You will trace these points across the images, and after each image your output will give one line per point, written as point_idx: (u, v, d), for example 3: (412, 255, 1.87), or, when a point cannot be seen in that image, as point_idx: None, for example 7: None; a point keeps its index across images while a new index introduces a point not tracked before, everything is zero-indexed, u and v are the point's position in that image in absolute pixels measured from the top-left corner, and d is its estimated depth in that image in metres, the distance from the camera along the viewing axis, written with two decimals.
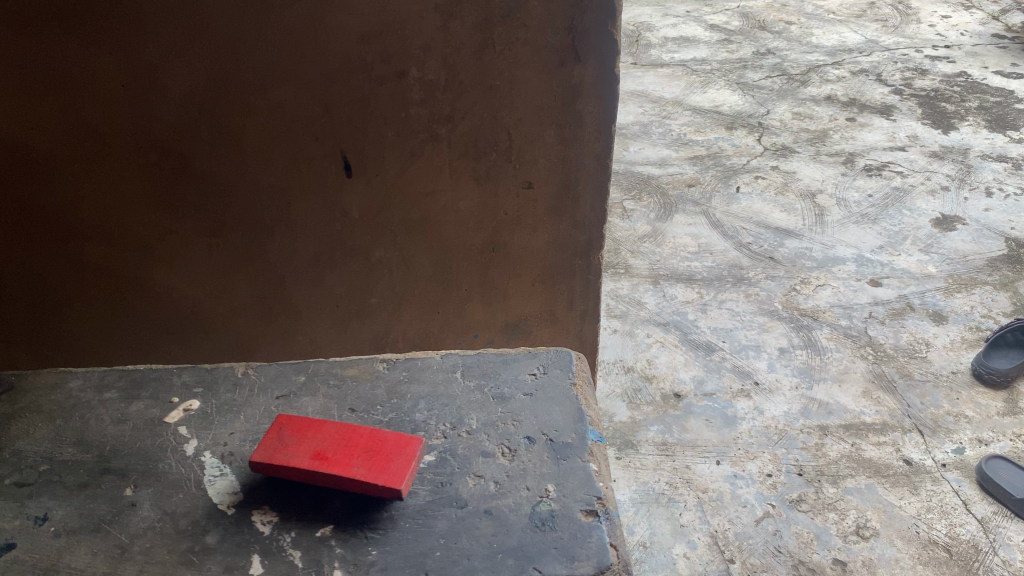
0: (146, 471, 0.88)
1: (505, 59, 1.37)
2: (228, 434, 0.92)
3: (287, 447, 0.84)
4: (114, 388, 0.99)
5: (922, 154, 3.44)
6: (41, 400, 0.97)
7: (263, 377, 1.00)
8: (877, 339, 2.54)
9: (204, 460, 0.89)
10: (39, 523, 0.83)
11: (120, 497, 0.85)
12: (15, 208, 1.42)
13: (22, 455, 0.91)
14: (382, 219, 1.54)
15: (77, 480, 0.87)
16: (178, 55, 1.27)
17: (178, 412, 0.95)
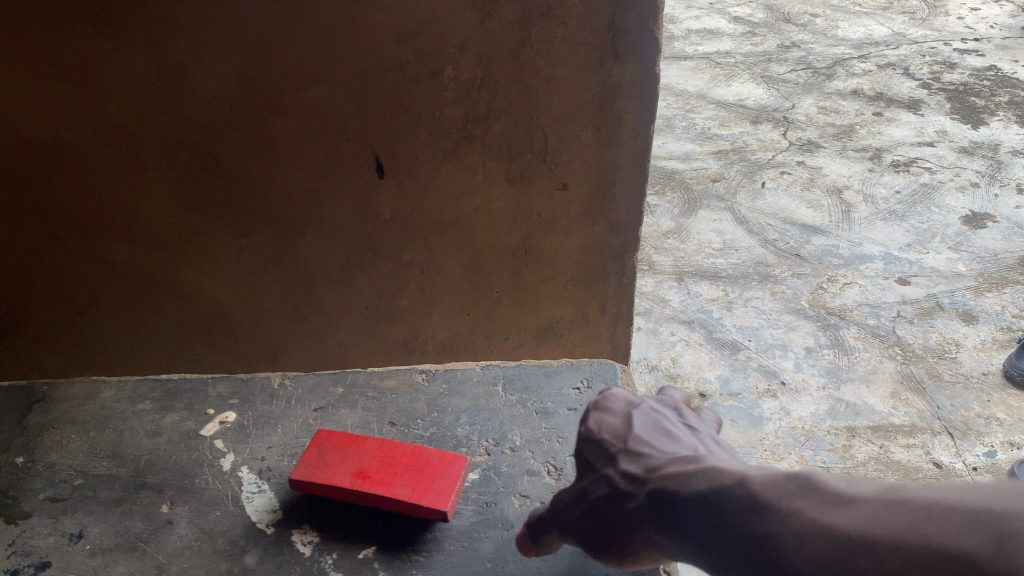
0: (181, 488, 1.04)
1: (542, 58, 1.33)
2: (264, 449, 1.08)
3: (331, 464, 1.00)
4: (147, 400, 1.18)
5: (951, 149, 3.37)
6: (75, 411, 1.16)
7: (300, 389, 1.18)
8: (905, 339, 2.48)
9: (240, 477, 1.05)
10: (75, 541, 0.97)
11: (156, 514, 1.00)
12: (43, 207, 1.40)
13: (57, 467, 1.07)
14: (414, 221, 1.51)
15: (112, 496, 1.03)
16: (209, 53, 1.24)
17: (214, 424, 1.13)
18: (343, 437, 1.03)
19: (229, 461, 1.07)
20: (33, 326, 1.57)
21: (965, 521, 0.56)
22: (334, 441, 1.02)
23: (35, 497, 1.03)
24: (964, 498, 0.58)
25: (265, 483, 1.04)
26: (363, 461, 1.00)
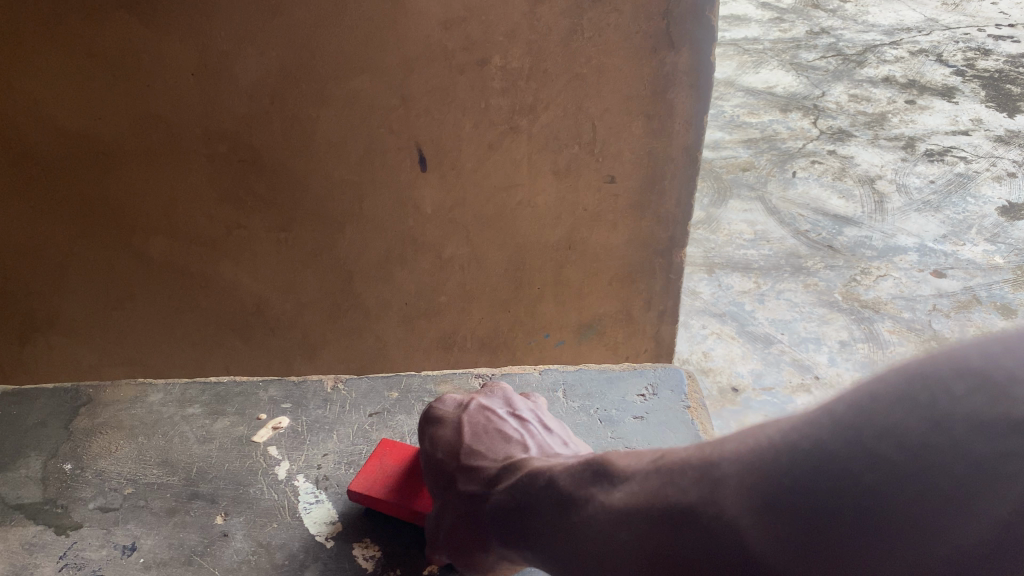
0: (237, 498, 0.99)
1: (594, 46, 1.28)
2: (320, 458, 1.05)
3: (398, 479, 0.96)
4: (197, 404, 1.14)
5: (987, 138, 3.28)
6: (124, 414, 1.12)
7: (355, 394, 1.15)
8: (943, 332, 2.41)
9: (298, 485, 1.01)
10: (128, 553, 0.92)
11: (212, 526, 0.95)
12: (80, 201, 1.38)
13: (105, 475, 1.02)
14: (456, 215, 1.47)
15: (165, 506, 0.98)
16: (251, 42, 1.21)
17: (269, 430, 1.09)
18: (405, 449, 0.99)
19: (284, 470, 1.03)
20: (69, 320, 1.55)
21: (852, 409, 0.53)
22: (394, 455, 0.99)
23: (84, 506, 0.98)
24: (842, 403, 0.54)
25: (322, 493, 1.00)
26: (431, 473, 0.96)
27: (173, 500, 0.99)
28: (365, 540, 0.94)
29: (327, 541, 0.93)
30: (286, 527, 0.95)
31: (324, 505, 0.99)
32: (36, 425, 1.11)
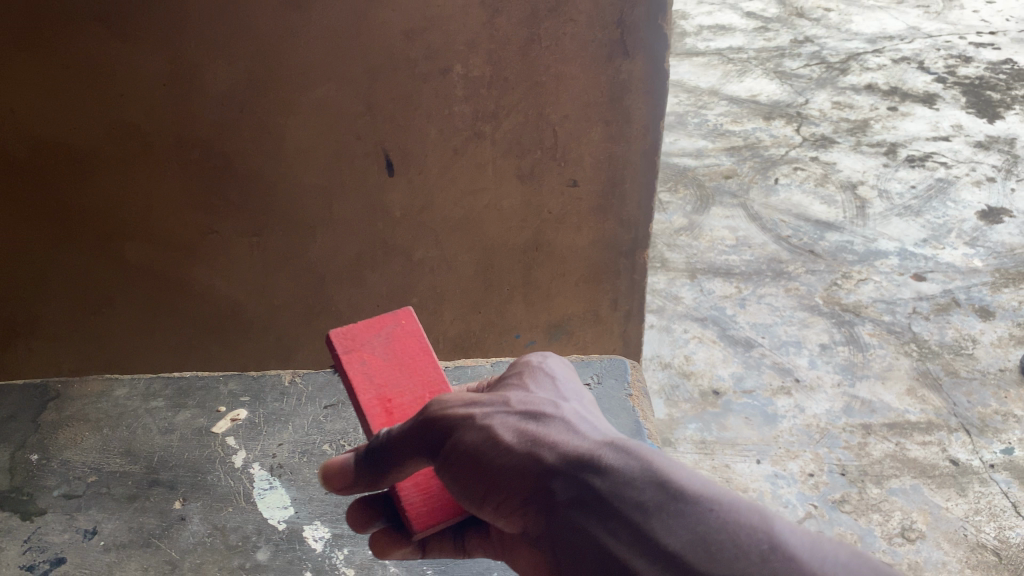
0: (195, 485, 1.13)
1: (551, 55, 1.33)
2: (274, 447, 1.18)
3: (378, 363, 0.88)
4: (160, 399, 1.27)
5: (967, 144, 3.27)
6: (89, 409, 1.26)
7: (310, 387, 1.29)
8: (922, 335, 2.43)
9: (253, 473, 1.15)
10: (89, 536, 1.07)
11: (170, 511, 1.09)
12: (58, 207, 1.42)
13: (70, 466, 1.16)
14: (425, 218, 1.51)
15: (126, 493, 1.12)
16: (221, 52, 1.25)
17: (227, 421, 1.23)
18: (414, 343, 0.90)
19: (241, 459, 1.17)
20: (48, 325, 1.58)
21: None
22: (399, 338, 0.90)
23: (50, 494, 1.12)
24: None
25: (276, 479, 1.13)
26: (406, 386, 0.87)
27: (133, 487, 1.13)
28: (315, 522, 1.08)
29: (278, 524, 1.07)
30: (240, 511, 1.09)
31: (277, 489, 1.13)
32: (7, 419, 1.25)
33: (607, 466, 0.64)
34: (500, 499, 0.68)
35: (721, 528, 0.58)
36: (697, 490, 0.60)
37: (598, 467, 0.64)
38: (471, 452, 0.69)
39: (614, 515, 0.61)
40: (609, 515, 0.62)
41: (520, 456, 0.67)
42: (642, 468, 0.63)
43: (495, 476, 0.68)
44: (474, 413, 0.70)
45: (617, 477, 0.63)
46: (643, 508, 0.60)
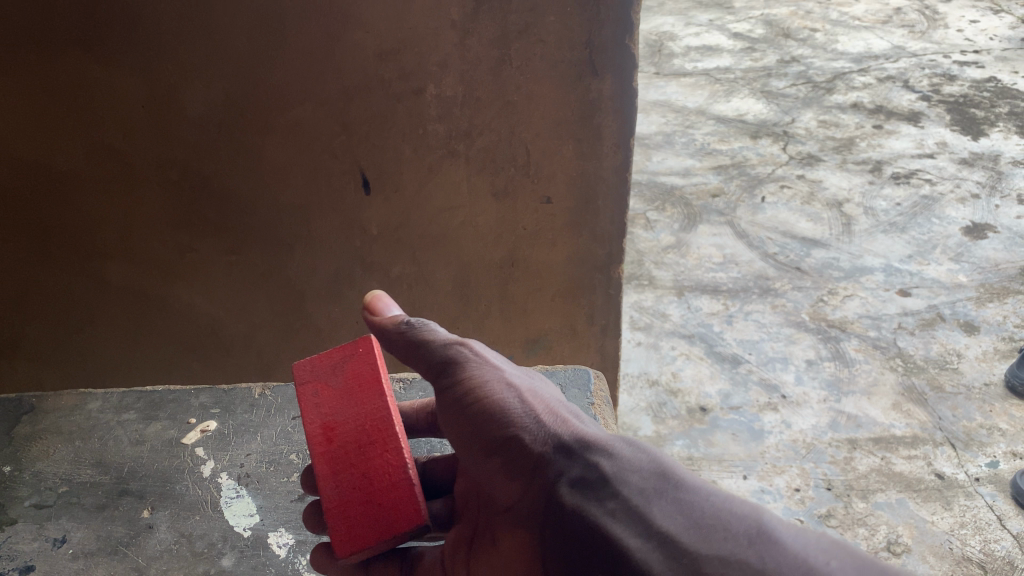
0: (164, 494, 1.26)
1: (522, 75, 1.36)
2: (242, 457, 1.31)
3: (327, 391, 0.99)
4: (133, 410, 1.42)
5: (951, 161, 3.28)
6: (62, 422, 1.40)
7: (279, 399, 1.41)
8: (907, 350, 2.36)
9: (221, 482, 1.27)
10: (58, 545, 1.19)
11: (138, 519, 1.22)
12: (39, 227, 1.45)
13: (42, 477, 1.30)
14: (402, 235, 1.53)
15: (96, 503, 1.25)
16: (197, 75, 1.28)
17: (197, 432, 1.36)
18: (363, 370, 0.99)
19: (210, 469, 1.30)
20: (31, 344, 1.61)
21: None
22: (351, 366, 1.00)
23: (22, 504, 1.26)
24: None
25: (242, 488, 1.26)
26: (348, 414, 0.97)
27: (103, 497, 1.26)
28: (280, 528, 1.20)
29: (244, 531, 1.19)
30: (207, 519, 1.22)
31: (244, 497, 1.25)
32: None
33: (612, 455, 0.88)
34: (513, 456, 0.92)
35: (709, 510, 0.79)
36: (690, 489, 0.83)
37: (605, 456, 0.88)
38: (501, 411, 0.93)
39: (613, 494, 0.84)
40: (609, 495, 0.84)
41: (541, 431, 0.92)
42: (642, 465, 0.86)
43: (516, 437, 0.92)
44: (507, 383, 0.95)
45: (624, 466, 0.86)
46: (644, 492, 0.83)
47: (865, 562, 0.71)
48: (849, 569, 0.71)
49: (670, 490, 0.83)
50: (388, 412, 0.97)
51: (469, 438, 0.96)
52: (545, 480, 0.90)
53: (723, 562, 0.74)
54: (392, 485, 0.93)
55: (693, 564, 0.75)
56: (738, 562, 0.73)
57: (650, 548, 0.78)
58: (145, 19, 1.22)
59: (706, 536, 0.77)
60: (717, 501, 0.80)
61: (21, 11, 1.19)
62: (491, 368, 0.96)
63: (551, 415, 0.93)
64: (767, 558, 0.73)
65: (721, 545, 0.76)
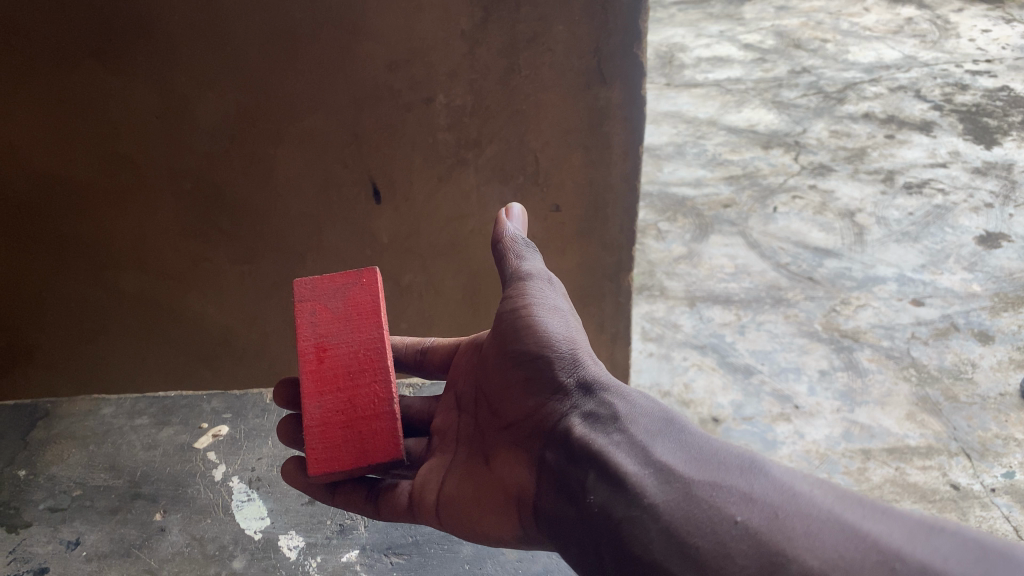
0: (177, 497, 1.31)
1: (531, 83, 1.37)
2: (253, 462, 1.38)
3: (326, 314, 1.10)
4: (143, 416, 1.51)
5: (964, 170, 3.27)
6: (76, 427, 1.49)
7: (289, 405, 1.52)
8: (920, 360, 2.34)
9: (232, 485, 1.34)
10: (72, 547, 1.23)
11: (151, 522, 1.27)
12: (53, 238, 1.46)
13: (57, 480, 1.36)
14: (411, 244, 1.55)
15: (108, 507, 1.30)
16: (211, 86, 1.30)
17: (209, 436, 1.45)
18: (364, 302, 1.10)
19: (221, 473, 1.36)
20: (45, 354, 1.62)
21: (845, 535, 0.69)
22: (354, 296, 1.11)
23: (36, 507, 1.31)
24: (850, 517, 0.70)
25: (254, 492, 1.32)
26: (342, 340, 1.08)
27: (117, 500, 1.32)
28: (290, 531, 1.25)
29: (255, 534, 1.24)
30: (219, 522, 1.26)
31: (254, 501, 1.31)
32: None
33: (627, 399, 0.93)
34: (539, 377, 0.99)
35: (713, 448, 0.83)
36: (693, 431, 0.87)
37: (621, 399, 0.93)
38: (543, 332, 0.98)
39: (621, 429, 0.89)
40: (617, 429, 0.89)
41: (573, 365, 0.97)
42: (652, 410, 0.91)
43: (545, 359, 0.98)
44: (558, 312, 1.01)
45: (636, 411, 0.91)
46: (649, 432, 0.87)
47: (849, 492, 0.74)
48: (833, 497, 0.73)
49: (676, 430, 0.87)
50: (382, 347, 1.07)
51: (505, 353, 1.03)
52: (560, 407, 0.96)
53: (717, 489, 0.77)
54: (374, 415, 1.03)
55: (685, 490, 0.79)
56: (730, 489, 0.77)
57: (647, 475, 0.82)
58: (159, 32, 1.24)
59: (703, 467, 0.80)
60: (717, 441, 0.84)
61: (38, 25, 1.22)
62: (549, 297, 1.02)
63: (586, 354, 0.99)
64: (755, 486, 0.76)
65: (715, 475, 0.79)
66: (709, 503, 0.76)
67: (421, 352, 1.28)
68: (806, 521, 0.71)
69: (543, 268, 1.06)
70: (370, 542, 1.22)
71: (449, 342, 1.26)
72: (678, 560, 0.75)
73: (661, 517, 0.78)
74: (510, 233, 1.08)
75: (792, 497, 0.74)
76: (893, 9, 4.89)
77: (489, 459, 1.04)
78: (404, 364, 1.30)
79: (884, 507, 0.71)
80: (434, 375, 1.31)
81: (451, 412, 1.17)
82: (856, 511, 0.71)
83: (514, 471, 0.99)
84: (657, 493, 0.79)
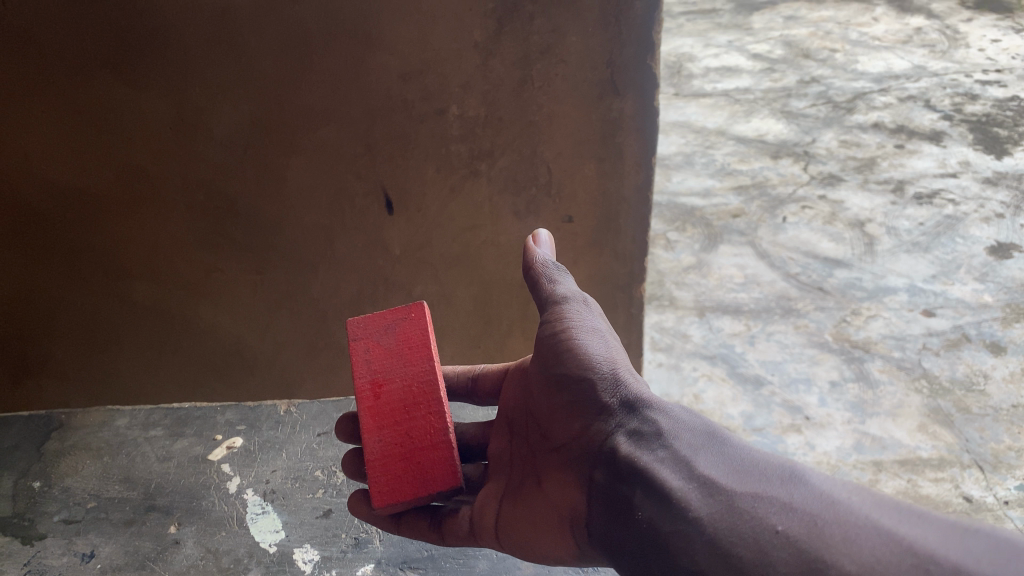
0: (191, 509, 1.31)
1: (544, 94, 1.37)
2: (268, 474, 1.38)
3: (378, 350, 1.10)
4: (157, 428, 1.51)
5: (974, 181, 3.25)
6: (92, 439, 1.49)
7: (305, 417, 1.52)
8: (932, 371, 2.33)
9: (246, 497, 1.34)
10: (86, 560, 1.23)
11: (166, 535, 1.27)
12: (68, 248, 1.47)
13: (71, 493, 1.36)
14: (423, 255, 1.54)
15: (123, 519, 1.30)
16: (225, 97, 1.31)
17: (224, 448, 1.45)
18: (415, 334, 1.10)
19: (235, 485, 1.36)
20: (56, 364, 1.61)
21: (881, 542, 0.70)
22: (406, 329, 1.11)
23: (51, 519, 1.31)
24: (883, 522, 0.71)
25: (268, 504, 1.32)
26: (396, 374, 1.08)
27: (131, 512, 1.31)
28: (305, 544, 1.24)
29: (270, 547, 1.24)
30: (233, 535, 1.26)
31: (269, 514, 1.31)
32: (12, 447, 1.48)
33: (670, 415, 0.93)
34: (582, 399, 0.98)
35: (754, 459, 0.84)
36: (737, 443, 0.87)
37: (664, 415, 0.93)
38: (584, 356, 0.97)
39: (666, 445, 0.89)
40: (662, 446, 0.89)
41: (616, 386, 0.96)
42: (696, 426, 0.91)
43: (587, 381, 0.97)
44: (597, 334, 0.99)
45: (679, 426, 0.91)
46: (693, 446, 0.88)
47: (885, 498, 0.75)
48: (870, 502, 0.74)
49: (718, 444, 0.87)
50: (435, 377, 1.07)
51: (548, 377, 1.01)
52: (605, 427, 0.95)
53: (758, 501, 0.78)
54: (431, 444, 1.02)
55: (728, 502, 0.79)
56: (772, 499, 0.78)
57: (691, 488, 0.82)
58: (173, 43, 1.25)
59: (745, 480, 0.81)
60: (758, 453, 0.84)
61: (54, 37, 1.23)
62: (587, 318, 1.00)
63: (628, 373, 0.98)
64: (795, 496, 0.77)
65: (757, 487, 0.80)
66: (752, 514, 0.77)
67: (472, 379, 1.27)
68: (844, 528, 0.72)
69: (578, 290, 1.04)
70: (385, 556, 1.22)
71: (498, 368, 1.25)
72: (724, 572, 0.75)
73: (704, 530, 0.78)
74: (541, 257, 1.06)
75: (831, 505, 0.75)
76: (902, 19, 4.88)
77: (539, 481, 1.03)
78: (454, 391, 1.30)
79: (919, 512, 0.72)
80: (485, 400, 1.30)
81: (504, 437, 1.15)
82: (891, 517, 0.72)
83: (565, 494, 0.98)
84: (700, 506, 0.80)
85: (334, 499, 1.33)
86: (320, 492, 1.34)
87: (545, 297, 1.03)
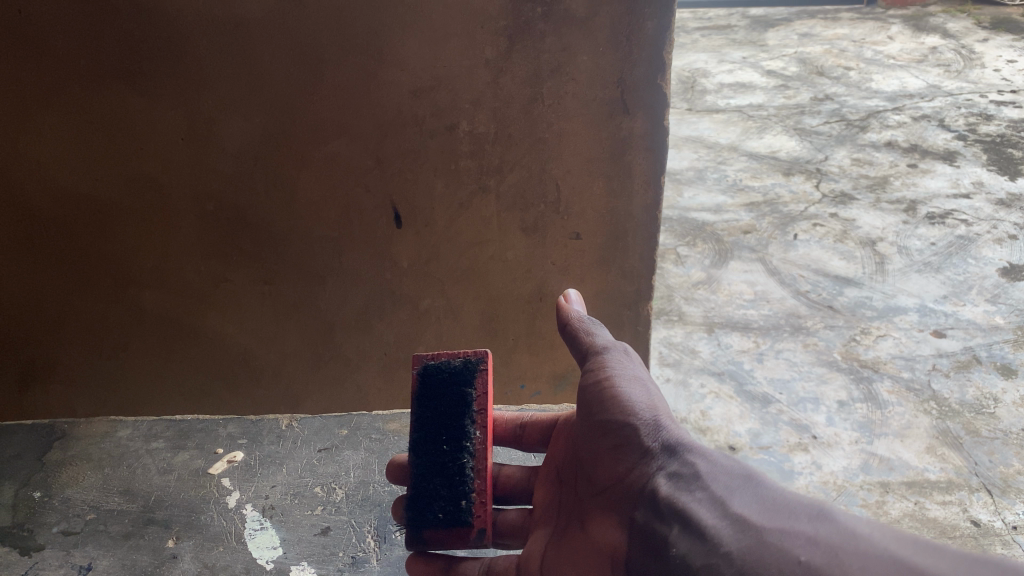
0: (189, 525, 1.32)
1: (554, 113, 1.37)
2: (268, 489, 1.40)
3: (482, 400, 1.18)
4: (160, 438, 1.55)
5: (988, 202, 3.23)
6: (93, 449, 1.53)
7: (306, 433, 1.54)
8: (941, 393, 2.31)
9: (245, 513, 1.35)
10: (84, 572, 1.25)
11: (163, 550, 1.28)
12: (78, 255, 1.47)
13: (70, 504, 1.38)
14: (431, 269, 1.53)
15: (121, 533, 1.31)
16: (237, 111, 1.32)
17: (224, 462, 1.47)
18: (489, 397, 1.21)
19: (235, 499, 1.38)
20: (63, 371, 1.62)
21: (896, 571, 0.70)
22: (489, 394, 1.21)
23: (49, 530, 1.33)
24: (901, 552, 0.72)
25: (267, 521, 1.33)
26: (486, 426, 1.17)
27: (130, 525, 1.33)
28: (303, 562, 1.25)
29: (266, 564, 1.25)
30: (231, 550, 1.27)
31: (267, 530, 1.32)
32: (14, 456, 1.53)
33: (710, 458, 0.93)
34: (624, 442, 0.99)
35: (787, 498, 0.84)
36: (773, 483, 0.87)
37: (703, 458, 0.94)
38: (624, 400, 0.99)
39: (703, 486, 0.90)
40: (699, 487, 0.90)
41: (655, 429, 0.97)
42: (733, 468, 0.91)
43: (630, 426, 0.98)
44: (638, 380, 1.02)
45: (716, 468, 0.92)
46: (728, 485, 0.89)
47: (906, 531, 0.76)
48: (895, 536, 0.75)
49: (753, 485, 0.88)
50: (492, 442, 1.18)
51: (590, 419, 1.03)
52: (646, 468, 0.96)
53: (786, 535, 0.79)
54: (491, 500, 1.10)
55: (758, 537, 0.80)
56: (797, 533, 0.79)
57: (723, 526, 0.84)
58: (186, 56, 1.26)
59: (775, 515, 0.82)
60: (790, 491, 0.85)
61: (68, 47, 1.25)
62: (627, 365, 1.03)
63: (672, 417, 1.00)
64: (821, 528, 0.78)
65: (786, 522, 0.81)
66: (777, 547, 0.78)
67: (521, 426, 1.29)
68: (860, 557, 0.73)
69: (617, 340, 1.08)
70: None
71: (551, 416, 1.27)
72: None
73: (737, 564, 0.80)
74: (576, 313, 1.12)
75: (853, 536, 0.76)
76: (917, 38, 4.88)
77: (586, 524, 1.03)
78: (503, 440, 1.31)
79: (937, 544, 0.73)
80: (531, 450, 1.31)
81: (552, 486, 1.15)
82: (911, 549, 0.72)
83: (610, 535, 0.98)
84: (731, 540, 0.82)
85: (331, 516, 1.33)
86: (319, 509, 1.35)
87: (586, 347, 1.07)
